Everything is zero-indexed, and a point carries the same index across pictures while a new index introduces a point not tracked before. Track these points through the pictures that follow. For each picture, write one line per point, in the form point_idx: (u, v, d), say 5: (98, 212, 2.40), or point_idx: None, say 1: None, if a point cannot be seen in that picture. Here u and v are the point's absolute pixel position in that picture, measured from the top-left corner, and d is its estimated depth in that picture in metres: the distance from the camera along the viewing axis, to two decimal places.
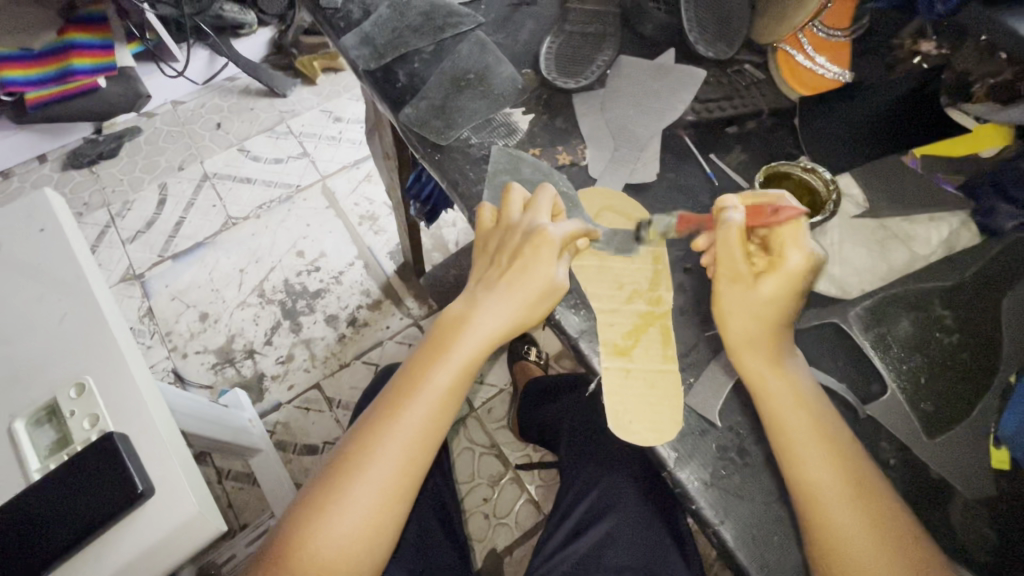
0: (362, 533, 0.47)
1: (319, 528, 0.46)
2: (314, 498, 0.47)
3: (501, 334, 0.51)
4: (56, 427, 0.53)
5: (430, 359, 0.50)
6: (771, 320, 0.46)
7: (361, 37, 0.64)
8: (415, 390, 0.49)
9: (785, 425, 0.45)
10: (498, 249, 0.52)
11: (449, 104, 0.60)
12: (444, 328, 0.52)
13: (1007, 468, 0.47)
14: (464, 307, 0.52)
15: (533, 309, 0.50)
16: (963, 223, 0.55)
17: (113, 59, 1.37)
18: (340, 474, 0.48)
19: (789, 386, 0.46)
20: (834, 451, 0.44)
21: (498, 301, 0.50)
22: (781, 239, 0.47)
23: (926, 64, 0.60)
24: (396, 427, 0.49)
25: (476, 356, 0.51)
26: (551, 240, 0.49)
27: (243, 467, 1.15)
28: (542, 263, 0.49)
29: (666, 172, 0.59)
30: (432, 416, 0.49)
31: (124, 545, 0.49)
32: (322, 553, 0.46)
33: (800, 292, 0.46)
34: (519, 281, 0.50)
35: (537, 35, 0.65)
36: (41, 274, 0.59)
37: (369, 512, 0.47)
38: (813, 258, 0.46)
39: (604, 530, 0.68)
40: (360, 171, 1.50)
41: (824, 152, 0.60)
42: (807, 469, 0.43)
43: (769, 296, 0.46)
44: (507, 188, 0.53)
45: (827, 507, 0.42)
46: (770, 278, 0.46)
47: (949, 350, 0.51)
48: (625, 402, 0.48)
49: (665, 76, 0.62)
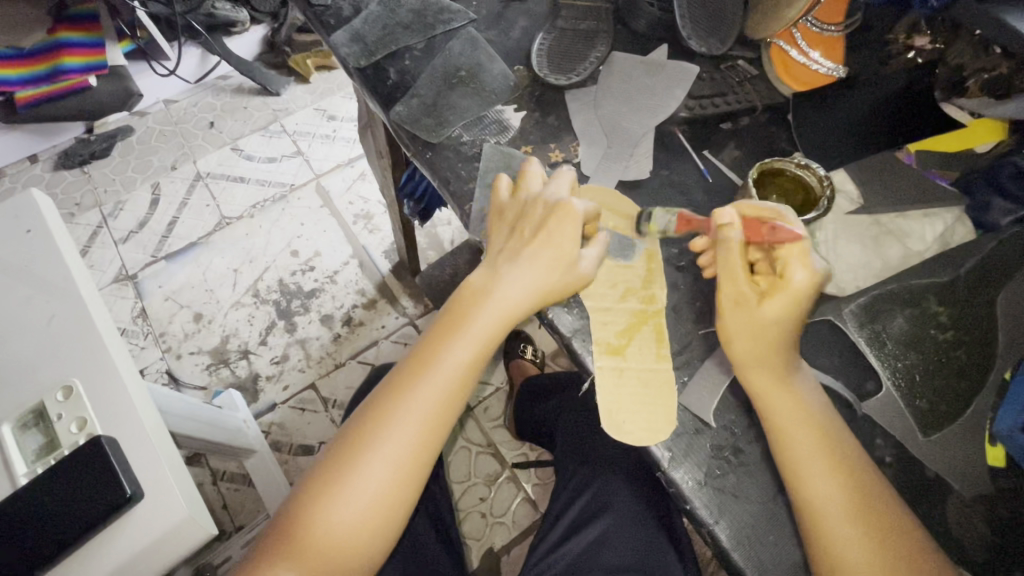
0: (376, 509, 0.45)
1: (332, 503, 0.45)
2: (327, 472, 0.46)
3: (523, 307, 0.49)
4: (43, 431, 0.53)
5: (449, 332, 0.49)
6: (781, 338, 0.46)
7: (351, 34, 0.63)
8: (435, 363, 0.48)
9: (782, 424, 0.45)
10: (519, 220, 0.51)
11: (441, 101, 0.59)
12: (464, 301, 0.50)
13: (1003, 464, 0.47)
14: (485, 280, 0.50)
15: (557, 284, 0.49)
16: (958, 219, 0.55)
17: (104, 58, 1.36)
18: (354, 448, 0.46)
19: (786, 384, 0.46)
20: (831, 451, 0.44)
21: (522, 273, 0.49)
22: (783, 259, 0.46)
23: (919, 59, 0.60)
24: (415, 400, 0.47)
25: (497, 330, 0.50)
26: (577, 212, 0.49)
27: (238, 468, 1.15)
28: (566, 237, 0.49)
29: (660, 169, 0.59)
30: (451, 390, 0.48)
31: (113, 550, 0.49)
32: (335, 529, 0.44)
33: (806, 308, 0.46)
34: (544, 253, 0.49)
35: (529, 32, 0.65)
36: (28, 276, 0.58)
37: (384, 488, 0.46)
38: (817, 275, 0.45)
39: (599, 529, 0.68)
40: (354, 169, 1.49)
41: (817, 150, 0.60)
42: (804, 469, 0.43)
43: (775, 316, 0.45)
44: (527, 164, 0.53)
45: (825, 507, 0.42)
46: (775, 299, 0.45)
47: (945, 347, 0.50)
48: (619, 402, 0.48)
49: (658, 72, 0.62)
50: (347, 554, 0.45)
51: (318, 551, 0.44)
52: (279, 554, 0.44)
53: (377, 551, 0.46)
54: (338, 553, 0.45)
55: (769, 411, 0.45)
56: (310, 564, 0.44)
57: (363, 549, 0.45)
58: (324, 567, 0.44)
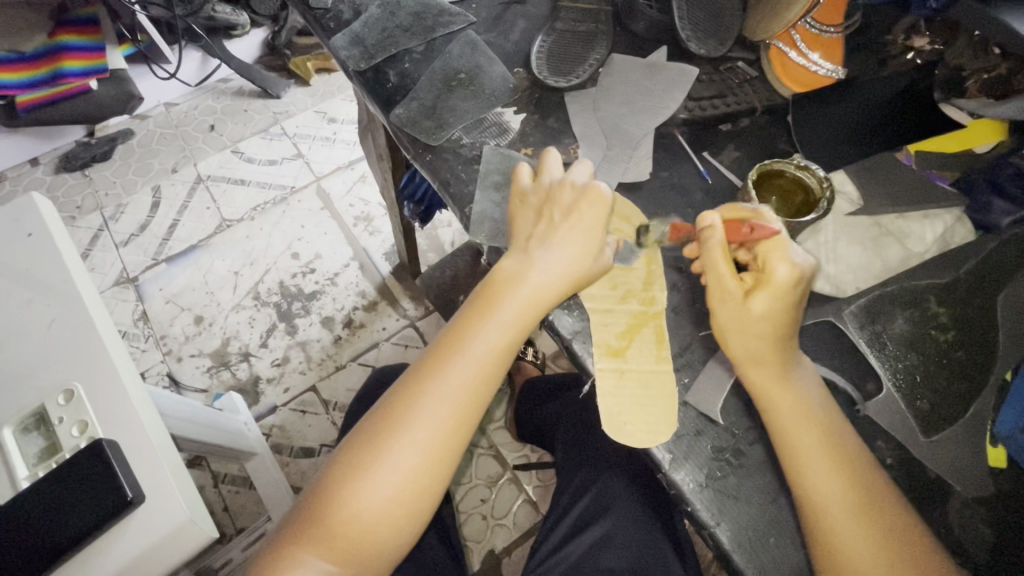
0: (406, 493, 0.44)
1: (362, 485, 0.44)
2: (355, 454, 0.45)
3: (555, 291, 0.49)
4: (45, 434, 0.53)
5: (481, 315, 0.49)
6: (772, 334, 0.46)
7: (352, 37, 0.64)
8: (465, 350, 0.47)
9: (786, 426, 0.44)
10: (546, 205, 0.51)
11: (440, 104, 0.60)
12: (495, 283, 0.50)
13: (1004, 465, 0.47)
14: (518, 266, 0.49)
15: (586, 271, 0.49)
16: (958, 219, 0.55)
17: (105, 61, 1.36)
18: (384, 430, 0.45)
19: (789, 386, 0.45)
20: (835, 452, 0.43)
21: (553, 256, 0.49)
22: (765, 255, 0.46)
23: (919, 59, 0.61)
24: (446, 386, 0.46)
25: (530, 314, 0.49)
26: (605, 197, 0.50)
27: (239, 471, 1.15)
28: (596, 222, 0.50)
29: (660, 171, 0.59)
30: (480, 378, 0.47)
31: (114, 555, 0.49)
32: (364, 511, 0.44)
33: (795, 301, 0.46)
34: (575, 237, 0.49)
35: (528, 34, 0.65)
36: (28, 280, 0.58)
37: (414, 472, 0.45)
38: (802, 268, 0.45)
39: (601, 531, 0.68)
40: (355, 171, 1.50)
41: (817, 150, 0.59)
42: (808, 471, 0.43)
43: (761, 312, 0.46)
44: (545, 154, 0.54)
45: (829, 509, 0.42)
46: (760, 294, 0.46)
47: (945, 348, 0.50)
48: (620, 404, 0.48)
49: (658, 74, 0.62)
50: (375, 538, 0.44)
51: (347, 533, 0.44)
52: (306, 536, 0.44)
53: (405, 537, 0.46)
54: (366, 536, 0.44)
55: (772, 413, 0.45)
56: (338, 546, 0.43)
57: (391, 534, 0.45)
58: (353, 549, 0.44)
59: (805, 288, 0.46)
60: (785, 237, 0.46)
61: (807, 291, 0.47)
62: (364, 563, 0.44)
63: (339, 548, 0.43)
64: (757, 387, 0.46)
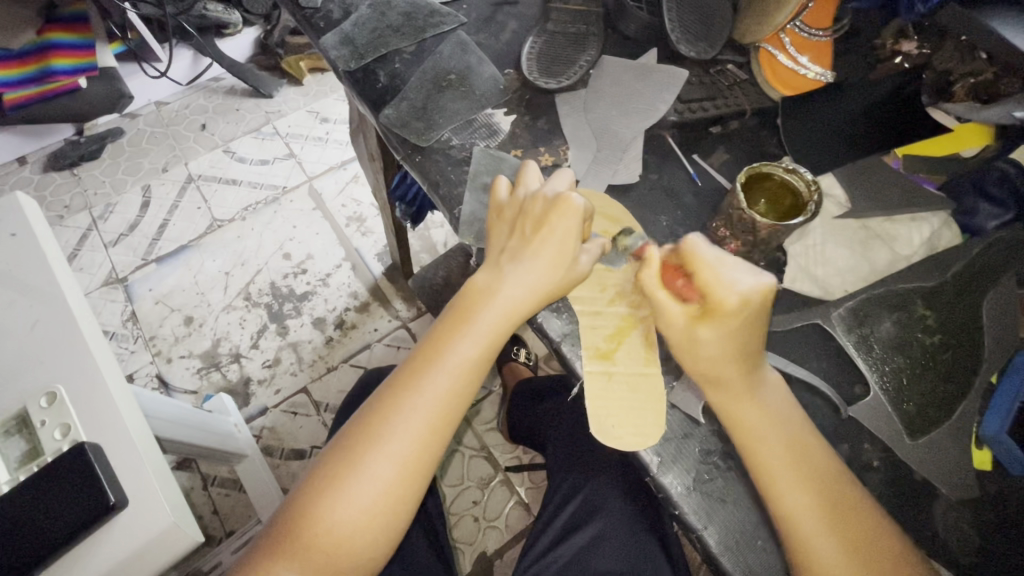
0: (381, 507, 0.44)
1: (336, 500, 0.43)
2: (329, 469, 0.44)
3: (530, 303, 0.48)
4: (27, 437, 0.52)
5: (455, 328, 0.48)
6: (727, 361, 0.44)
7: (342, 37, 0.63)
8: (439, 361, 0.47)
9: (759, 447, 0.44)
10: (520, 218, 0.50)
11: (430, 105, 0.59)
12: (469, 297, 0.49)
13: (989, 467, 0.47)
14: (491, 279, 0.49)
15: (562, 283, 0.49)
16: (944, 223, 0.55)
17: (94, 60, 1.36)
18: (357, 444, 0.45)
19: (756, 402, 0.45)
20: (811, 470, 0.43)
21: (527, 269, 0.48)
22: (707, 284, 0.44)
23: (907, 64, 0.60)
24: (419, 398, 0.46)
25: (504, 326, 0.48)
26: (577, 206, 0.48)
27: (229, 473, 1.14)
28: (567, 234, 0.48)
29: (650, 173, 0.59)
30: (455, 388, 0.47)
31: (95, 561, 0.48)
32: (339, 526, 0.43)
33: (751, 328, 0.44)
34: (547, 250, 0.48)
35: (519, 36, 0.65)
36: (11, 281, 0.57)
37: (389, 485, 0.44)
38: (748, 295, 0.43)
39: (593, 531, 0.68)
40: (347, 172, 1.49)
41: (806, 152, 0.60)
42: (779, 491, 0.42)
43: (711, 342, 0.44)
44: (522, 167, 0.53)
45: (805, 528, 0.41)
46: (709, 324, 0.44)
47: (931, 351, 0.50)
48: (606, 408, 0.47)
49: (648, 76, 0.62)
50: (351, 552, 0.43)
51: (322, 547, 0.43)
52: (279, 553, 0.43)
53: (383, 550, 0.45)
54: (342, 549, 0.43)
55: (744, 436, 0.45)
56: (313, 561, 0.43)
57: (368, 547, 0.44)
58: (329, 564, 0.43)
59: (760, 317, 0.44)
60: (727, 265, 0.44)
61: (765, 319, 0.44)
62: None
63: (315, 563, 0.43)
64: (726, 412, 0.45)
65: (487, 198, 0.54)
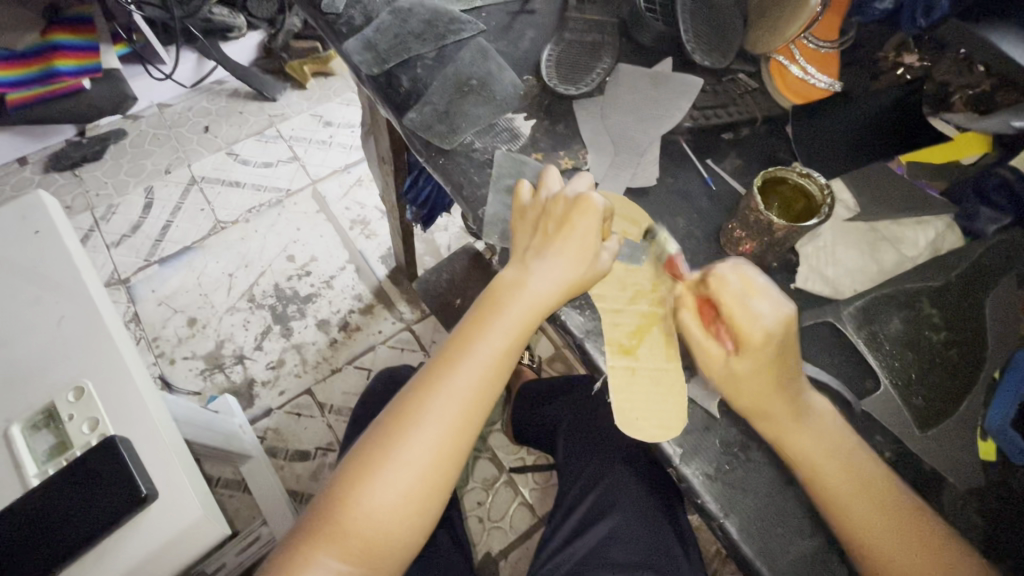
0: (417, 493, 0.45)
1: (374, 486, 0.44)
2: (366, 455, 0.45)
3: (556, 297, 0.50)
4: (54, 431, 0.52)
5: (484, 320, 0.50)
6: (771, 386, 0.46)
7: (364, 42, 0.65)
8: (469, 351, 0.48)
9: (820, 473, 0.45)
10: (543, 218, 0.52)
11: (453, 108, 0.61)
12: (497, 292, 0.51)
13: (994, 459, 0.49)
14: (518, 274, 0.51)
15: (585, 278, 0.50)
16: (948, 226, 0.58)
17: (98, 60, 1.36)
18: (393, 432, 0.46)
19: (796, 417, 0.46)
20: (868, 486, 0.44)
21: (551, 264, 0.50)
22: (733, 317, 0.46)
23: (908, 75, 0.62)
24: (450, 388, 0.47)
25: (533, 318, 0.50)
26: (597, 206, 0.50)
27: (234, 474, 1.14)
28: (588, 232, 0.50)
29: (666, 177, 0.61)
30: (486, 378, 0.48)
31: (125, 554, 0.48)
32: (376, 510, 0.44)
33: (784, 356, 0.45)
34: (570, 247, 0.50)
35: (537, 44, 0.67)
36: (36, 277, 0.58)
37: (424, 471, 0.45)
38: (773, 328, 0.45)
39: (607, 527, 0.69)
40: (351, 175, 1.50)
41: (814, 159, 0.63)
42: (844, 508, 0.44)
43: (747, 373, 0.46)
44: (543, 171, 0.55)
45: (872, 542, 0.43)
46: (740, 356, 0.46)
47: (939, 347, 0.53)
48: (631, 400, 0.49)
49: (663, 83, 0.64)
50: (388, 536, 0.44)
51: (359, 533, 0.44)
52: (319, 540, 0.44)
53: (419, 533, 0.46)
54: (380, 535, 0.44)
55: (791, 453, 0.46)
56: (353, 545, 0.44)
57: (403, 533, 0.45)
58: (367, 548, 0.44)
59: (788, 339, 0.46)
60: (732, 295, 0.47)
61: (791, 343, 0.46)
62: (377, 563, 0.45)
63: (353, 547, 0.44)
64: (783, 440, 0.46)
65: (510, 203, 0.55)
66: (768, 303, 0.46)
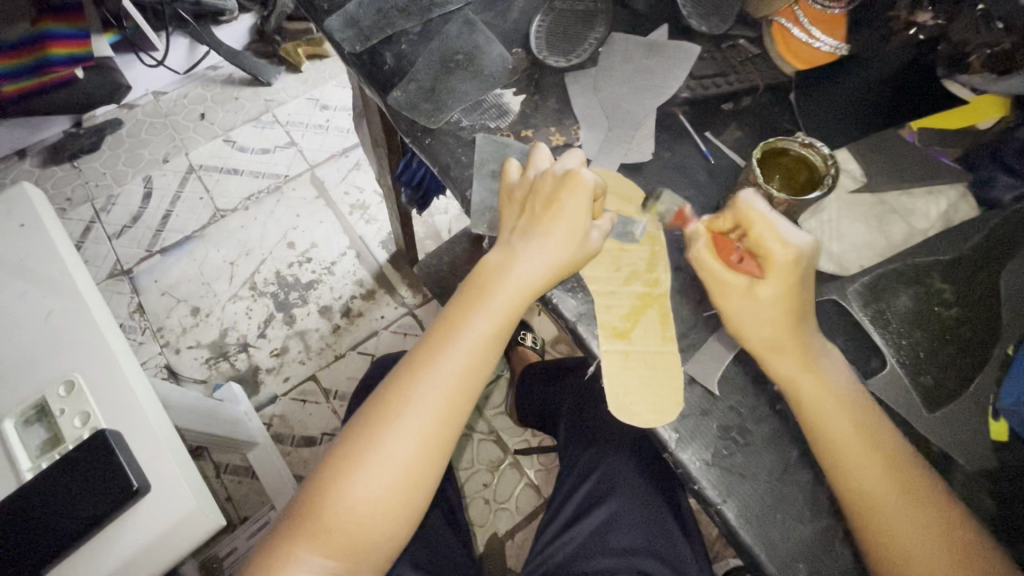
0: (401, 485, 0.44)
1: (356, 479, 0.43)
2: (348, 449, 0.45)
3: (543, 280, 0.48)
4: (47, 426, 0.52)
5: (471, 305, 0.48)
6: (786, 321, 0.45)
7: (347, 19, 0.62)
8: (454, 337, 0.47)
9: (852, 462, 0.43)
10: (530, 198, 0.50)
11: (439, 86, 0.59)
12: (482, 275, 0.49)
13: (1006, 439, 0.47)
14: (504, 257, 0.49)
15: (576, 258, 0.48)
16: (961, 196, 0.55)
17: (89, 49, 1.30)
18: (377, 423, 0.45)
19: (824, 386, 0.44)
20: (903, 479, 0.42)
21: (537, 245, 0.48)
22: (758, 240, 0.45)
23: (921, 35, 0.60)
24: (435, 377, 0.46)
25: (520, 304, 0.48)
26: (587, 183, 0.48)
27: (242, 461, 1.14)
28: (578, 209, 0.48)
29: (662, 151, 0.58)
30: (471, 365, 0.47)
31: (121, 547, 0.48)
32: (360, 503, 0.43)
33: (804, 282, 0.45)
34: (559, 226, 0.48)
35: (527, 14, 0.64)
36: (25, 272, 0.57)
37: (409, 463, 0.44)
38: (803, 247, 0.44)
39: (606, 512, 0.68)
40: (349, 159, 1.48)
41: (821, 127, 0.59)
42: (872, 501, 0.42)
43: (771, 299, 0.45)
44: (533, 148, 0.52)
45: (895, 536, 0.41)
46: (765, 281, 0.45)
47: (948, 324, 0.51)
48: (625, 385, 0.48)
49: (660, 53, 0.62)
50: (373, 529, 0.44)
51: (343, 527, 0.43)
52: (302, 535, 0.43)
53: (405, 525, 0.45)
54: (364, 528, 0.44)
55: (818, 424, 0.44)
56: (337, 540, 0.43)
57: (390, 526, 0.44)
58: (352, 542, 0.43)
59: (809, 266, 0.45)
60: (764, 215, 0.45)
61: (812, 272, 0.45)
62: (362, 556, 0.44)
63: (338, 541, 0.43)
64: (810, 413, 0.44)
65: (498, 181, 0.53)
66: (792, 226, 0.46)
